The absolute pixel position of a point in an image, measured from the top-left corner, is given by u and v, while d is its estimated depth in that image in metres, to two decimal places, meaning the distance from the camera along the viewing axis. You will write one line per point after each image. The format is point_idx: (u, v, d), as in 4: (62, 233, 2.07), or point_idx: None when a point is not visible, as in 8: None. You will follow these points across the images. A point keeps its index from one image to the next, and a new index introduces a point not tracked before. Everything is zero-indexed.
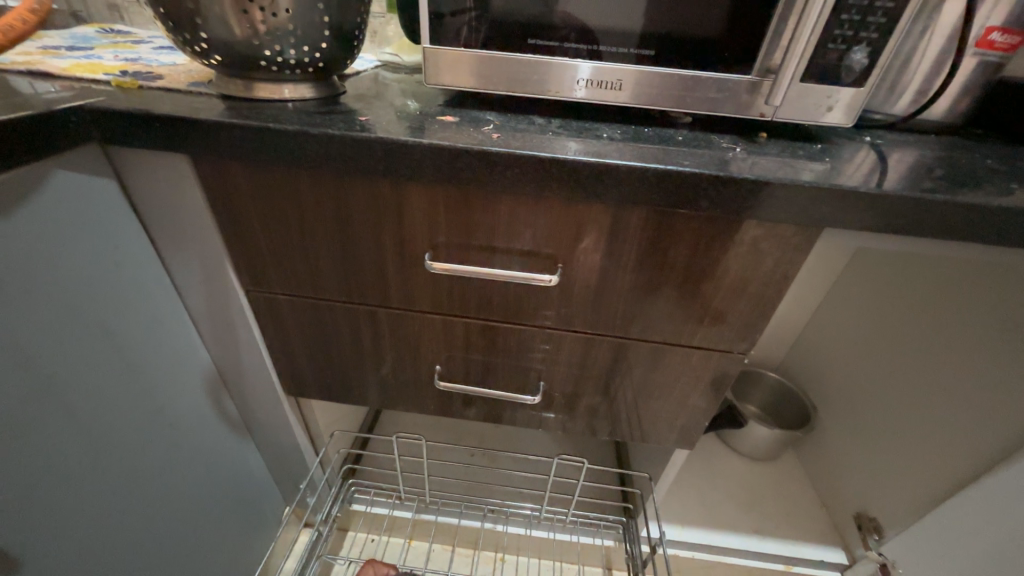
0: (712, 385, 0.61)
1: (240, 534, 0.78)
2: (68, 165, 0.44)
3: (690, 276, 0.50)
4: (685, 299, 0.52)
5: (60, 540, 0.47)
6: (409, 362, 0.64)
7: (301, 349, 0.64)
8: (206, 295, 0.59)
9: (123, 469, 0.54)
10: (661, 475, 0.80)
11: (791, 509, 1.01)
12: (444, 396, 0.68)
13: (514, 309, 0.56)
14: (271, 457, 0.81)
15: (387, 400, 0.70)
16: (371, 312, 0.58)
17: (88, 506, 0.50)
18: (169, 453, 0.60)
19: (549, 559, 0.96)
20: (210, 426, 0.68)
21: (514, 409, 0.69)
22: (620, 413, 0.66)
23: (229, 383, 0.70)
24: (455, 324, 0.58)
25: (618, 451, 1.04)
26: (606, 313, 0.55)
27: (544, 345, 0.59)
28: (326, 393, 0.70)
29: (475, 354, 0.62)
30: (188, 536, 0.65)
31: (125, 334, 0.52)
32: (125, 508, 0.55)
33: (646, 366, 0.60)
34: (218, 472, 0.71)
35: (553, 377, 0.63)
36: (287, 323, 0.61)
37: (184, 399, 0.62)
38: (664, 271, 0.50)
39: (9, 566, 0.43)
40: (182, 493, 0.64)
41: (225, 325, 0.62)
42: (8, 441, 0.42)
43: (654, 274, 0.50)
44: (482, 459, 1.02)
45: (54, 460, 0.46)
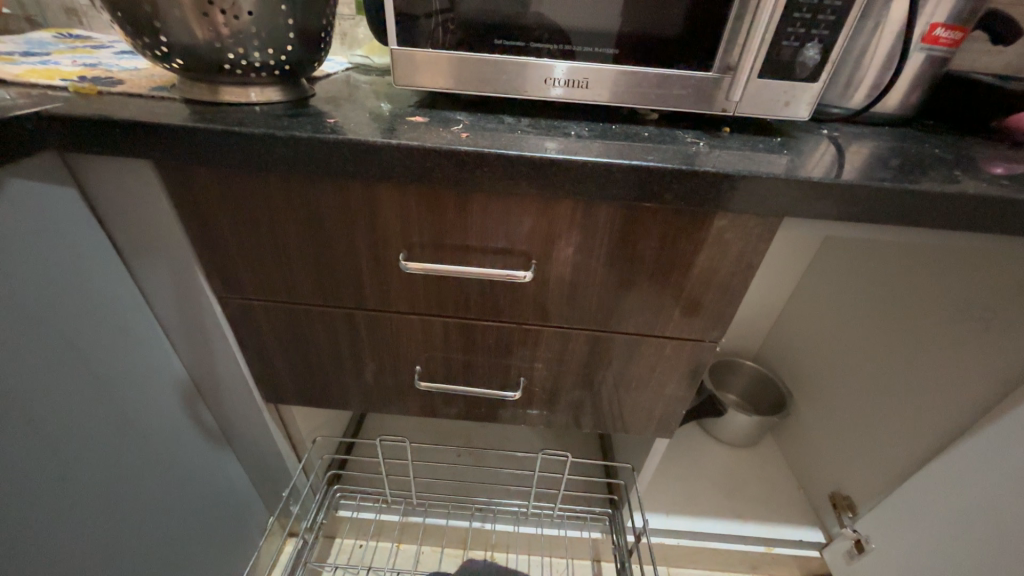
0: (687, 374, 0.63)
1: (222, 546, 0.76)
2: (25, 173, 0.43)
3: (662, 269, 0.51)
4: (657, 292, 0.54)
5: (29, 565, 0.46)
6: (390, 363, 0.64)
7: (279, 354, 0.64)
8: (177, 304, 0.58)
9: (96, 485, 0.52)
10: (644, 465, 0.82)
11: (771, 492, 1.04)
12: (426, 396, 0.68)
13: (492, 306, 0.56)
14: (252, 466, 0.80)
15: (369, 403, 0.69)
16: (349, 314, 0.58)
17: (59, 527, 0.48)
18: (144, 467, 0.59)
19: (538, 555, 0.97)
20: (186, 438, 0.66)
21: (496, 406, 0.70)
22: (601, 407, 0.68)
23: (205, 392, 0.68)
24: (435, 325, 0.59)
25: (603, 444, 1.06)
26: (582, 307, 0.56)
27: (524, 341, 0.60)
28: (307, 399, 0.69)
29: (456, 354, 0.62)
30: (167, 551, 0.64)
31: (90, 347, 0.51)
32: (99, 528, 0.53)
33: (624, 357, 0.61)
34: (197, 484, 0.69)
35: (534, 373, 0.64)
36: (263, 329, 0.61)
37: (157, 411, 0.61)
38: (636, 264, 0.51)
39: None
40: (159, 509, 0.62)
41: (198, 333, 0.61)
42: None
43: (626, 268, 0.52)
44: (468, 458, 1.03)
45: (19, 483, 0.44)
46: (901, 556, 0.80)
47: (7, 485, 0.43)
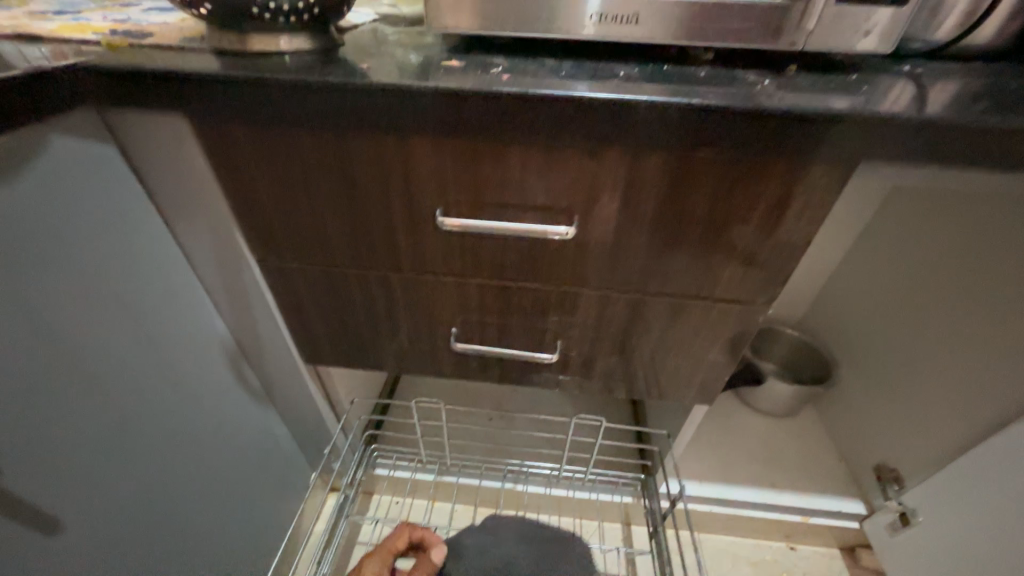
0: (734, 338, 0.59)
1: (270, 499, 0.80)
2: (66, 129, 0.43)
3: (716, 224, 0.48)
4: (708, 250, 0.50)
5: (102, 507, 0.49)
6: (425, 325, 0.63)
7: (317, 316, 0.64)
8: (218, 265, 0.59)
9: (152, 437, 0.55)
10: (681, 432, 0.80)
11: (809, 463, 1.01)
12: (461, 359, 0.68)
13: (530, 266, 0.54)
14: (295, 425, 0.83)
15: (405, 365, 0.70)
16: (385, 275, 0.57)
17: (124, 473, 0.51)
18: (195, 422, 0.62)
19: (569, 516, 0.99)
20: (233, 396, 0.69)
21: (532, 370, 0.69)
22: (640, 372, 0.66)
23: (248, 353, 0.70)
24: (471, 286, 0.57)
25: (636, 411, 1.04)
26: (626, 266, 0.53)
27: (562, 303, 0.58)
28: (344, 360, 0.70)
29: (492, 316, 0.61)
30: (219, 501, 0.67)
31: (138, 305, 0.52)
32: (157, 476, 0.56)
33: (667, 320, 0.58)
34: (244, 440, 0.72)
35: (572, 336, 0.62)
36: (301, 290, 0.61)
37: (205, 369, 0.63)
38: (687, 219, 0.48)
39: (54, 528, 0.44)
40: (211, 462, 0.65)
41: (239, 294, 0.62)
42: (41, 409, 0.42)
43: (676, 224, 0.48)
44: (500, 422, 1.04)
45: (83, 431, 0.46)
46: (950, 530, 0.76)
47: (72, 432, 0.45)
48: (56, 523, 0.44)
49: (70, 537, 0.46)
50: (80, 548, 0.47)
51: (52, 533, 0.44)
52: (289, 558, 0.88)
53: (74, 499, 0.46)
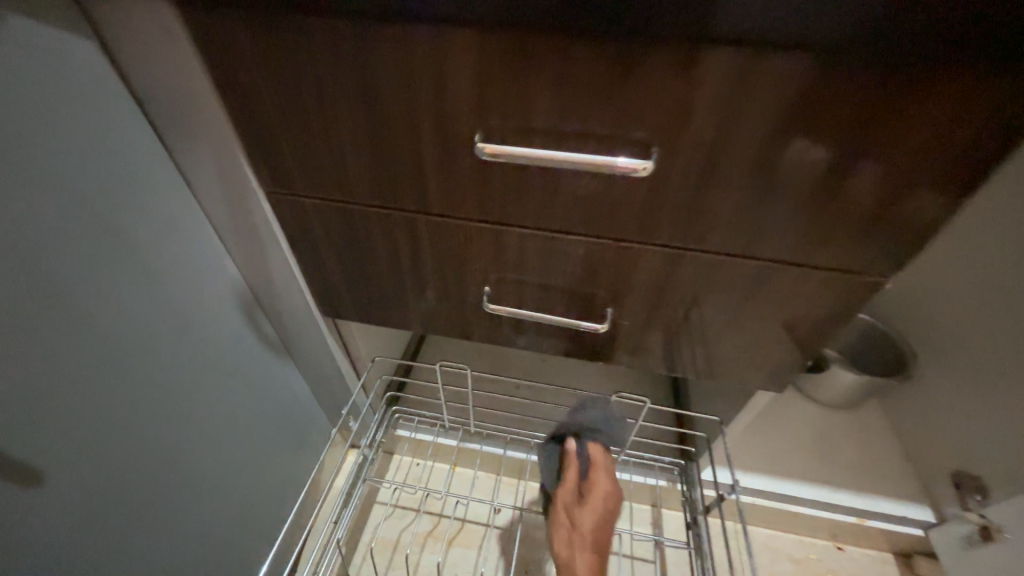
0: (824, 317, 0.49)
1: (287, 453, 0.78)
2: (30, 16, 0.35)
3: (838, 165, 0.36)
4: (818, 201, 0.39)
5: (87, 457, 0.45)
6: (452, 281, 0.56)
7: (335, 264, 0.57)
8: (226, 199, 0.52)
9: (152, 385, 0.51)
10: (733, 419, 0.72)
11: (869, 460, 0.91)
12: (492, 322, 0.60)
13: (585, 215, 0.45)
14: (315, 380, 0.79)
15: (430, 324, 0.63)
16: (409, 219, 0.49)
17: (114, 423, 0.47)
18: (203, 370, 0.57)
19: None
20: (247, 346, 0.64)
21: (571, 338, 0.61)
22: (695, 348, 0.57)
23: (264, 301, 0.65)
24: (509, 237, 0.48)
25: (676, 391, 0.96)
26: (705, 219, 0.42)
27: (617, 263, 0.49)
28: (365, 315, 0.64)
29: (531, 274, 0.52)
30: (230, 453, 0.64)
31: (131, 239, 0.46)
32: (159, 426, 0.52)
33: (743, 290, 0.48)
34: (260, 391, 0.68)
35: (623, 303, 0.53)
36: (317, 234, 0.54)
37: (214, 316, 0.58)
38: (801, 158, 0.37)
39: (30, 479, 0.41)
40: (219, 413, 0.61)
41: (249, 233, 0.56)
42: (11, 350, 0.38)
43: (784, 162, 0.37)
44: (527, 392, 0.97)
45: (62, 377, 0.42)
46: None
47: (49, 377, 0.41)
48: (34, 474, 0.41)
49: (51, 487, 0.42)
50: (64, 499, 0.44)
51: (30, 484, 0.41)
52: (310, 510, 0.88)
53: (52, 449, 0.42)
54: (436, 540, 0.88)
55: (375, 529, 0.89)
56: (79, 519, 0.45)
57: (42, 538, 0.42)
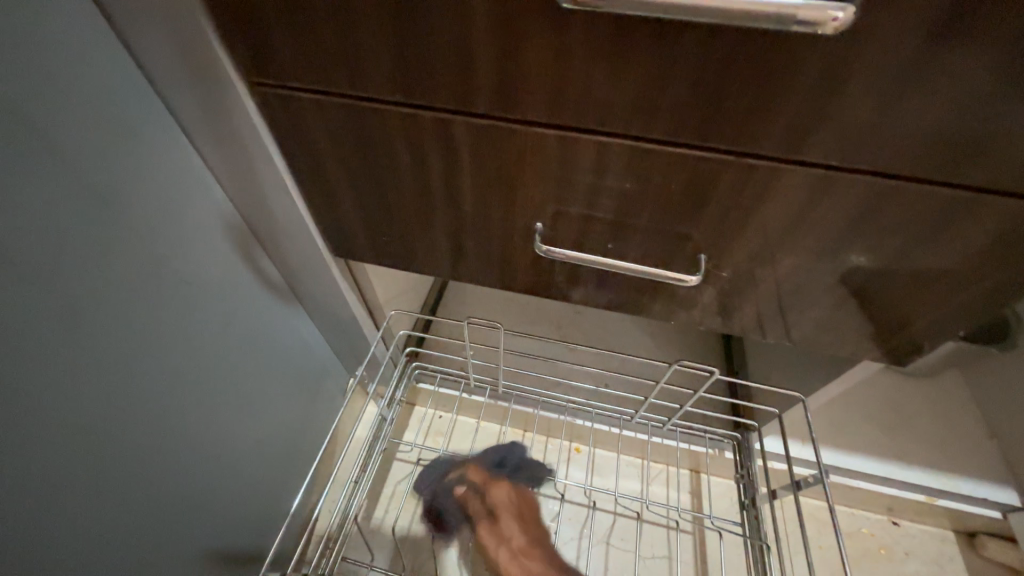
0: (998, 264, 0.37)
1: (301, 408, 0.70)
2: None
3: (1013, 35, 0.24)
4: (978, 88, 0.27)
5: (45, 428, 0.35)
6: (494, 215, 0.43)
7: (346, 189, 0.45)
8: (201, 94, 0.39)
9: (130, 339, 0.40)
10: (819, 392, 0.61)
11: (944, 435, 0.79)
12: (541, 269, 0.48)
13: (702, 112, 0.31)
14: (329, 330, 0.70)
15: (462, 269, 0.51)
16: (446, 123, 0.36)
17: (78, 385, 0.37)
18: (195, 321, 0.47)
19: (631, 456, 0.87)
20: (247, 290, 0.54)
21: (637, 291, 0.49)
22: (801, 305, 0.46)
23: (262, 236, 0.54)
24: (586, 150, 0.35)
25: (731, 352, 0.85)
26: (886, 115, 0.29)
27: (728, 188, 0.36)
28: (383, 255, 0.53)
29: (604, 206, 0.39)
30: (237, 413, 0.56)
31: (70, 136, 0.33)
32: (145, 387, 0.43)
33: (896, 229, 0.36)
34: (264, 342, 0.58)
35: (722, 246, 0.41)
36: (322, 146, 0.41)
37: (202, 254, 0.46)
38: (952, 27, 0.25)
39: None
40: (218, 367, 0.51)
41: (233, 143, 0.43)
42: None
43: (994, 29, 0.24)
44: (561, 349, 0.86)
45: None
46: None
47: None
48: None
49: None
50: (21, 481, 0.34)
51: None
52: (331, 466, 0.82)
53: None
54: None
55: (397, 483, 0.84)
56: (49, 504, 0.36)
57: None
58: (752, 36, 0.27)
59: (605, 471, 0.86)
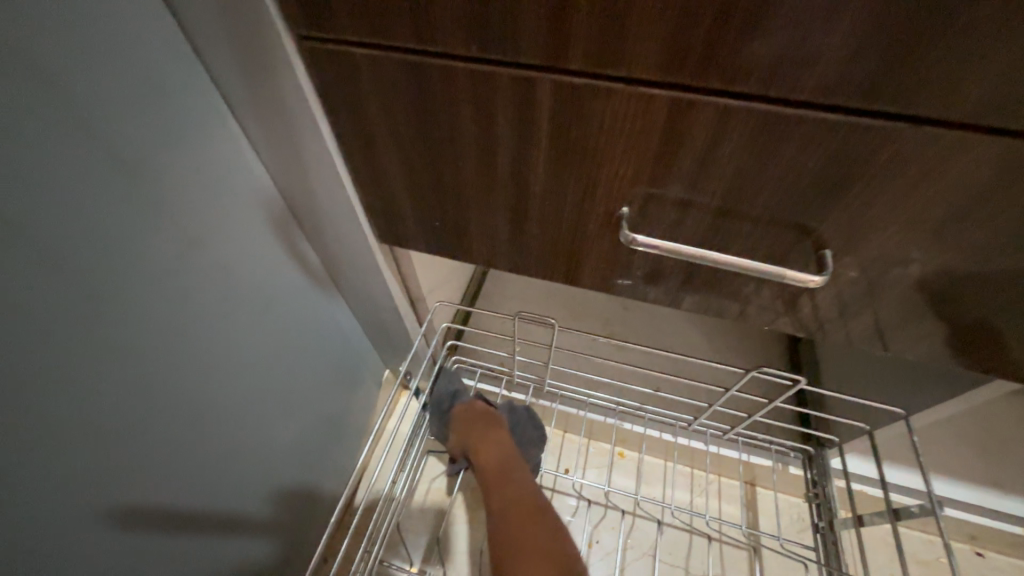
0: None
1: (337, 400, 0.67)
2: None
3: None
4: None
5: (73, 422, 0.32)
6: (568, 198, 0.37)
7: (397, 166, 0.40)
8: (241, 53, 0.35)
9: (162, 327, 0.37)
10: (926, 411, 0.53)
11: None
12: (615, 261, 0.42)
13: (866, 66, 0.24)
14: (367, 320, 0.66)
15: (521, 258, 0.46)
16: (523, 85, 0.30)
17: (107, 377, 0.33)
18: (230, 307, 0.43)
19: (681, 464, 0.81)
20: (285, 275, 0.50)
21: (728, 289, 0.42)
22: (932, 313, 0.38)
23: (303, 218, 0.49)
24: (696, 117, 0.29)
25: (801, 359, 0.76)
26: None
27: (876, 166, 0.28)
28: (434, 241, 0.48)
29: (705, 189, 0.33)
30: (273, 404, 0.53)
31: (90, 96, 0.29)
32: (176, 380, 0.39)
33: None
34: (300, 331, 0.55)
35: (848, 239, 0.33)
36: (374, 115, 0.36)
37: (238, 235, 0.43)
38: None
39: None
40: (254, 357, 0.48)
41: (277, 111, 0.38)
42: None
43: None
44: (609, 347, 0.80)
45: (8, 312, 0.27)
46: None
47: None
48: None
49: (16, 470, 0.29)
50: (44, 483, 0.31)
51: None
52: (366, 459, 0.79)
53: (5, 418, 0.28)
54: None
55: (432, 481, 0.80)
56: (79, 504, 0.33)
57: (26, 535, 0.30)
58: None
59: (653, 479, 0.80)
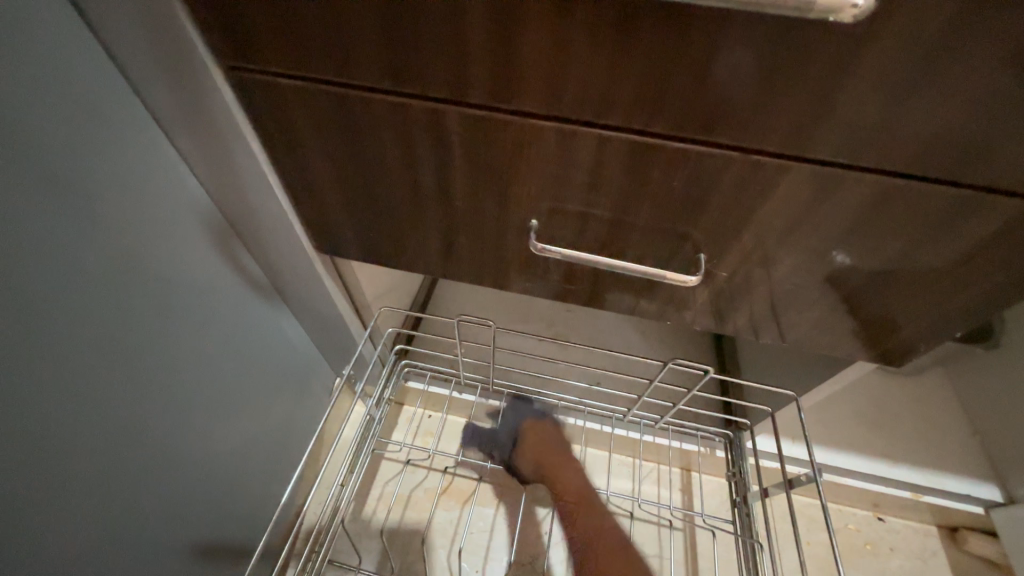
0: (995, 266, 0.36)
1: (286, 410, 0.68)
2: None
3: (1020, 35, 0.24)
4: (990, 93, 0.26)
5: (15, 444, 0.32)
6: (488, 210, 0.41)
7: (331, 183, 0.43)
8: (178, 84, 0.37)
9: (104, 349, 0.38)
10: (815, 390, 0.60)
11: (926, 431, 0.79)
12: (536, 267, 0.47)
13: (707, 110, 0.30)
14: (313, 328, 0.67)
15: (453, 266, 0.50)
16: (436, 115, 0.34)
17: (39, 394, 0.33)
18: (175, 325, 0.44)
19: (622, 454, 0.87)
20: (230, 291, 0.51)
21: (635, 289, 0.47)
22: (798, 306, 0.45)
23: (242, 231, 0.51)
24: (583, 145, 0.34)
25: (722, 352, 0.84)
26: (894, 118, 0.28)
27: (730, 187, 0.34)
28: (370, 251, 0.51)
29: (600, 204, 0.38)
30: (220, 420, 0.53)
31: (25, 124, 0.30)
32: (120, 401, 0.40)
33: (897, 230, 0.35)
34: (246, 342, 0.55)
35: (721, 245, 0.40)
36: (305, 137, 0.39)
37: (183, 254, 0.44)
38: (963, 25, 0.24)
39: None
40: (202, 373, 0.49)
41: (211, 134, 0.40)
42: None
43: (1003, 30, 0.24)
44: (551, 347, 0.85)
45: None
46: None
47: None
48: None
49: None
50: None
51: None
52: (317, 467, 0.80)
53: None
54: (453, 498, 0.81)
55: (386, 484, 0.82)
56: (16, 525, 0.33)
57: None
58: (761, 24, 0.25)
59: (596, 470, 0.85)
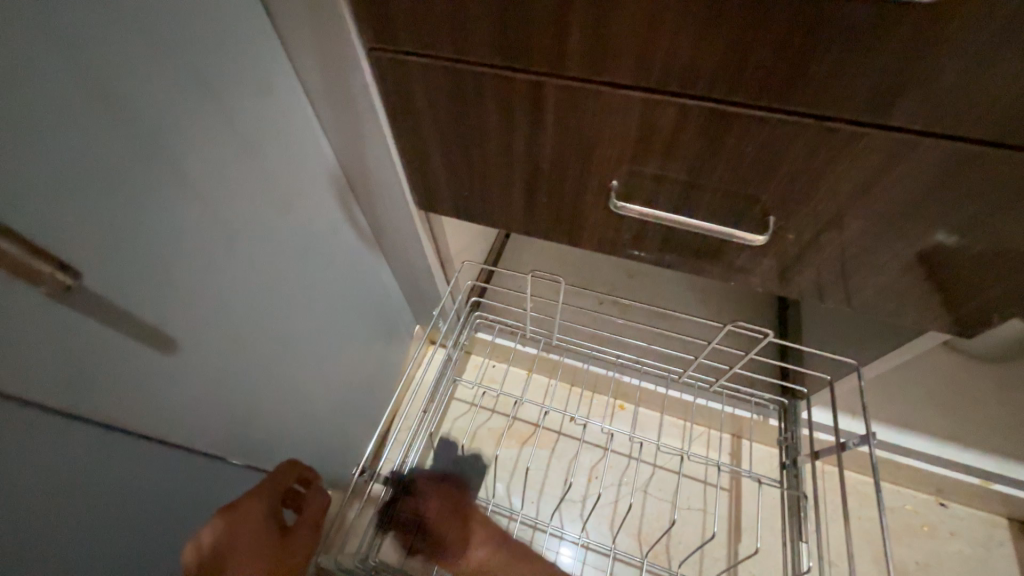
0: None
1: (378, 345, 0.79)
2: None
3: None
4: None
5: (213, 332, 0.44)
6: (572, 171, 0.47)
7: (436, 146, 0.51)
8: (323, 61, 0.45)
9: (264, 272, 0.49)
10: (880, 362, 0.61)
11: (1003, 420, 0.76)
12: (610, 225, 0.52)
13: (785, 80, 0.33)
14: (403, 276, 0.77)
15: (534, 223, 0.56)
16: (536, 87, 0.40)
17: (228, 299, 0.45)
18: (307, 258, 0.55)
19: (673, 415, 0.91)
20: (343, 235, 0.62)
21: (703, 249, 0.51)
22: (866, 272, 0.46)
23: (357, 188, 0.61)
24: (665, 113, 0.38)
25: (787, 324, 0.84)
26: (971, 86, 0.30)
27: (803, 152, 0.37)
28: (462, 208, 0.58)
29: (676, 167, 0.42)
30: (331, 342, 0.65)
31: (227, 92, 0.39)
32: (269, 312, 0.51)
33: (974, 197, 0.36)
34: (351, 280, 0.66)
35: (791, 209, 0.42)
36: (419, 106, 0.46)
37: (315, 201, 0.54)
38: None
39: (166, 348, 0.40)
40: (320, 300, 0.60)
41: (344, 104, 0.49)
42: (133, 226, 0.35)
43: None
44: (612, 309, 0.90)
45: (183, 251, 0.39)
46: None
47: (174, 252, 0.38)
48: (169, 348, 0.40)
49: (184, 357, 0.42)
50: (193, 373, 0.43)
51: (166, 353, 0.40)
52: (399, 399, 0.93)
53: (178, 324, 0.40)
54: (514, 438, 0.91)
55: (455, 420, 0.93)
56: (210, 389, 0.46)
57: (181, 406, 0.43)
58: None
59: (647, 427, 0.91)
